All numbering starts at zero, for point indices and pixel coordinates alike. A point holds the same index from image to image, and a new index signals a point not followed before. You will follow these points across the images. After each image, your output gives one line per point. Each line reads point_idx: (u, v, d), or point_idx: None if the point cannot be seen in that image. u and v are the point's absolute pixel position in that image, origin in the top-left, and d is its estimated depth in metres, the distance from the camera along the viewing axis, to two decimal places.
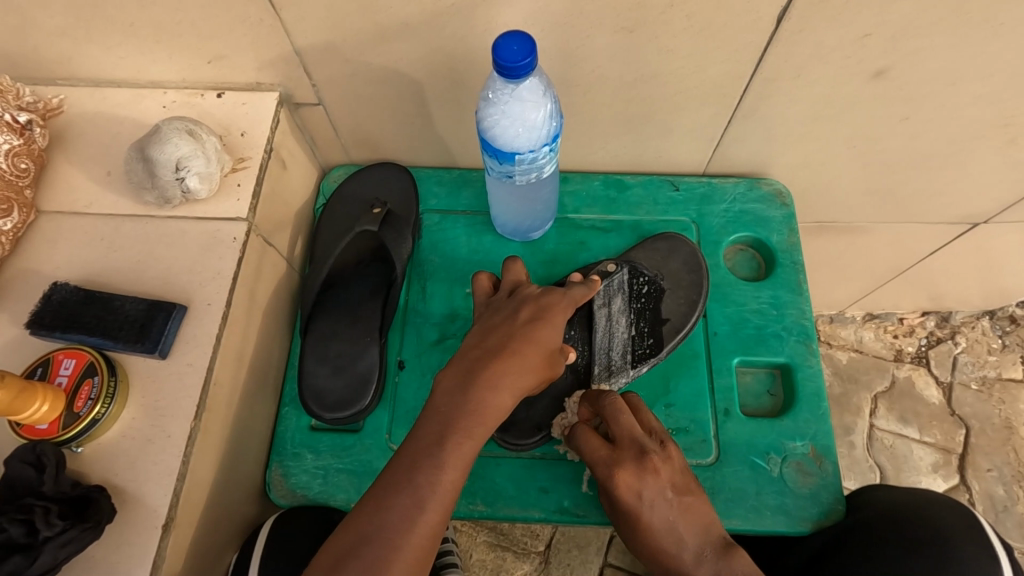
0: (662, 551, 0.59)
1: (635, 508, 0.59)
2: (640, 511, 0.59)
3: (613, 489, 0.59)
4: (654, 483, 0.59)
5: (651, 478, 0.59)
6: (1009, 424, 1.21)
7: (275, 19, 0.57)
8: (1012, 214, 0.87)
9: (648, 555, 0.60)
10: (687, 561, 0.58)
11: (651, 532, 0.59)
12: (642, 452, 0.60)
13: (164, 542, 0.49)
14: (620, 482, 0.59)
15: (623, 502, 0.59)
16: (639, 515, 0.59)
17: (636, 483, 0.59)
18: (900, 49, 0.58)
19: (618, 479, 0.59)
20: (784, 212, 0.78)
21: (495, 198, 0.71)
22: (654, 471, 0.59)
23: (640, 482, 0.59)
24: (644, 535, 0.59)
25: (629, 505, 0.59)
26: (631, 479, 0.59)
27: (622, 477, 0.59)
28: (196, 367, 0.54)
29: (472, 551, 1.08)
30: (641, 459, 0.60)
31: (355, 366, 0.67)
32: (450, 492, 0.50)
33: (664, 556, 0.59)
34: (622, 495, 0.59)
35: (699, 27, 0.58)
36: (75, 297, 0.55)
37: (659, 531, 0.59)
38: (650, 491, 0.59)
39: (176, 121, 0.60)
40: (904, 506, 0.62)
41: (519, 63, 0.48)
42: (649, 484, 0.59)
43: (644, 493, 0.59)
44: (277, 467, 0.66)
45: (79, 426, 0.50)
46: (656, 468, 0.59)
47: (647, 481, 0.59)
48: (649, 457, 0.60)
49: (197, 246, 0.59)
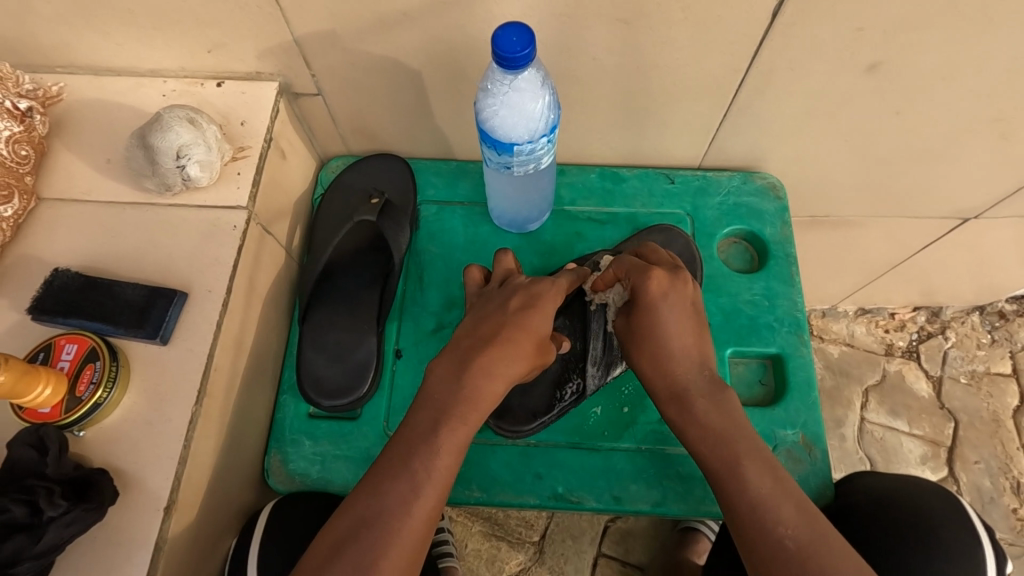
0: (667, 355, 0.59)
1: (654, 300, 0.59)
2: (660, 307, 0.59)
3: (643, 285, 0.59)
4: (680, 293, 0.60)
5: (681, 287, 0.60)
6: (996, 417, 1.23)
7: (276, 7, 0.57)
8: (1001, 209, 0.89)
9: (648, 364, 0.59)
10: (681, 367, 0.58)
11: (662, 324, 0.59)
12: (676, 267, 0.61)
13: (165, 524, 0.50)
14: (653, 276, 0.59)
15: (645, 289, 0.59)
16: (655, 305, 0.59)
17: (666, 283, 0.59)
18: (889, 43, 0.59)
19: (652, 275, 0.59)
20: (778, 205, 0.79)
21: (493, 188, 0.72)
22: (684, 284, 0.60)
23: (670, 285, 0.59)
24: (657, 334, 0.59)
25: (653, 297, 0.59)
26: (663, 281, 0.59)
27: (656, 277, 0.59)
28: (198, 352, 0.55)
29: (468, 541, 1.09)
30: (676, 271, 0.60)
31: (353, 355, 0.68)
32: (447, 477, 0.51)
33: (666, 357, 0.58)
34: (650, 287, 0.59)
35: (694, 20, 0.58)
36: (77, 282, 0.56)
37: (676, 338, 0.59)
38: (676, 295, 0.59)
39: (177, 109, 0.60)
40: (895, 497, 0.62)
41: (518, 54, 0.49)
42: (677, 294, 0.59)
43: (671, 292, 0.59)
44: (276, 453, 0.67)
45: (80, 410, 0.51)
46: (686, 284, 0.60)
47: (677, 287, 0.60)
48: (683, 272, 0.61)
49: (198, 233, 0.60)
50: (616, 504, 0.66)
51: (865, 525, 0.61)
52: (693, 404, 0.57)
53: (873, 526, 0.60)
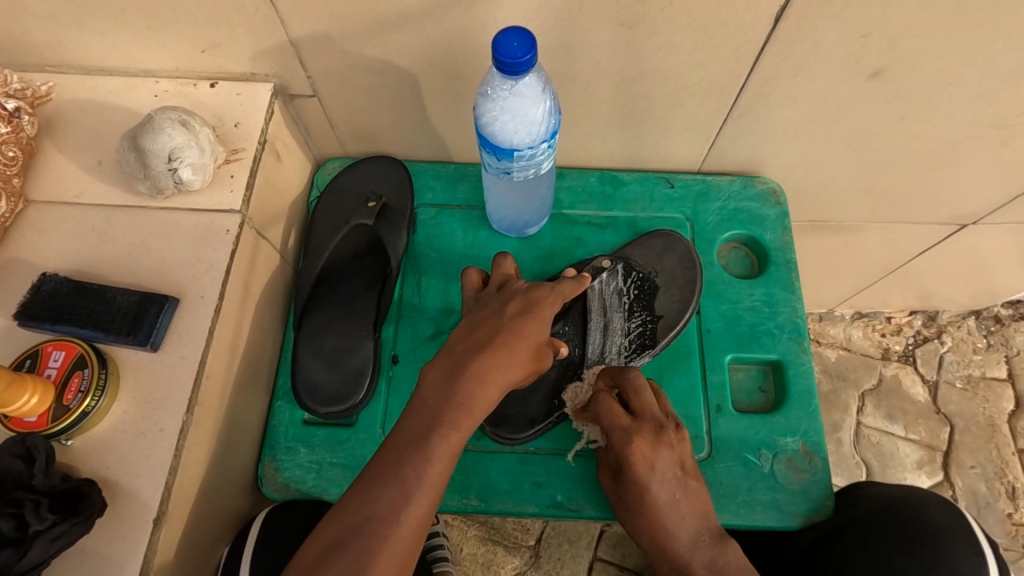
0: (662, 526, 0.60)
1: (644, 479, 0.60)
2: (649, 484, 0.60)
3: (627, 455, 0.60)
4: (667, 457, 0.60)
5: (665, 451, 0.60)
6: (992, 422, 1.23)
7: (271, 8, 0.56)
8: (999, 216, 0.89)
9: (646, 538, 0.61)
10: (681, 541, 0.60)
11: (657, 507, 0.60)
12: (658, 425, 0.61)
13: (156, 536, 0.49)
14: (637, 448, 0.60)
15: (633, 472, 0.60)
16: (647, 487, 0.60)
17: (649, 452, 0.60)
18: (891, 51, 0.59)
19: (634, 444, 0.60)
20: (778, 210, 0.78)
21: (491, 193, 0.71)
22: (669, 447, 0.61)
23: (655, 452, 0.60)
24: (648, 512, 0.60)
25: (640, 473, 0.60)
26: (647, 450, 0.60)
27: (638, 446, 0.60)
28: (189, 360, 0.54)
29: (463, 545, 1.08)
30: (659, 434, 0.61)
31: (349, 361, 0.67)
32: (437, 483, 0.50)
33: (663, 529, 0.60)
34: (635, 463, 0.60)
35: (696, 24, 0.58)
36: (65, 287, 0.54)
37: (667, 508, 0.60)
38: (663, 465, 0.60)
39: (170, 110, 0.58)
40: (889, 500, 0.63)
41: (520, 59, 0.48)
42: (663, 458, 0.60)
43: (657, 466, 0.60)
44: (270, 461, 0.66)
45: (67, 420, 0.49)
46: (669, 445, 0.61)
47: (661, 454, 0.60)
48: (666, 433, 0.61)
49: (191, 237, 0.58)
50: (616, 513, 0.65)
51: (851, 523, 0.63)
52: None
53: (860, 526, 0.62)
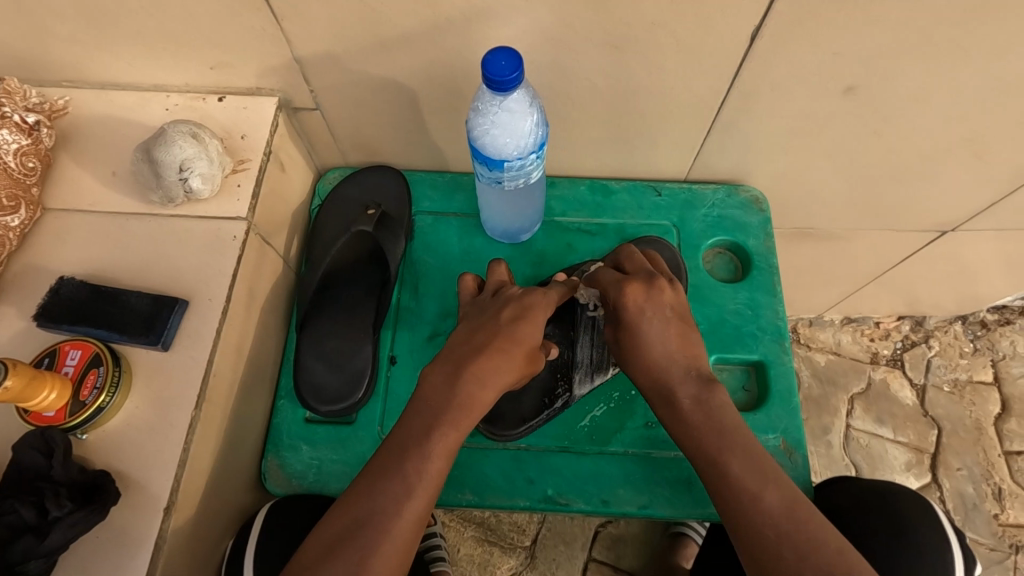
0: (654, 364, 0.59)
1: (636, 318, 0.59)
2: (640, 323, 0.59)
3: (622, 299, 0.60)
4: (660, 300, 0.60)
5: (658, 294, 0.60)
6: (979, 425, 1.26)
7: (277, 28, 0.60)
8: (977, 223, 0.92)
9: (645, 379, 0.60)
10: (700, 426, 0.56)
11: (647, 342, 0.59)
12: (651, 273, 0.62)
13: (166, 525, 0.52)
14: (629, 289, 0.60)
15: (625, 312, 0.60)
16: (640, 316, 0.60)
17: (643, 297, 0.60)
18: (862, 69, 0.62)
19: (627, 287, 0.60)
20: (761, 218, 0.81)
21: (484, 202, 0.74)
22: (662, 291, 0.60)
23: (648, 297, 0.60)
24: (637, 347, 0.60)
25: (631, 316, 0.60)
26: (639, 293, 0.60)
27: (631, 291, 0.60)
28: (198, 359, 0.56)
29: (460, 545, 1.11)
30: (651, 280, 0.61)
31: (350, 363, 0.70)
32: (436, 479, 0.52)
33: (656, 366, 0.59)
34: (630, 304, 0.60)
35: (677, 44, 0.61)
36: (81, 291, 0.57)
37: (657, 339, 0.59)
38: (655, 309, 0.60)
39: (181, 124, 0.62)
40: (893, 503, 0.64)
41: (507, 77, 0.51)
42: (653, 300, 0.60)
43: (648, 307, 0.59)
44: (273, 457, 0.68)
45: (84, 414, 0.52)
46: (663, 288, 0.60)
47: (654, 297, 0.60)
48: (659, 278, 0.61)
49: (200, 244, 0.61)
50: (605, 507, 0.68)
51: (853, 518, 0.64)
52: (681, 407, 0.57)
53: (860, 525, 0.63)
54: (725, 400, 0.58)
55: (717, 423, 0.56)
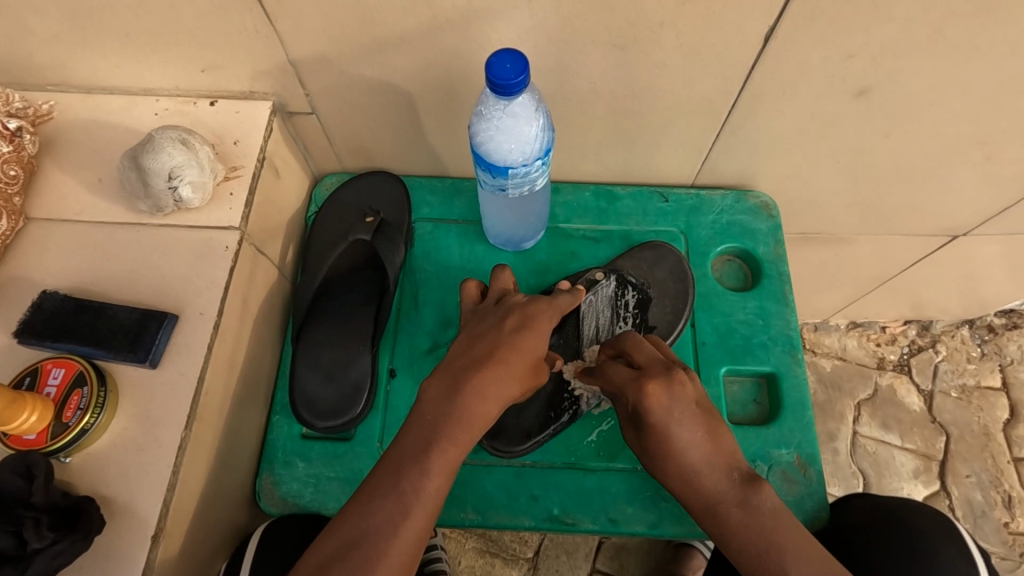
0: (689, 467, 0.56)
1: (663, 423, 0.57)
2: (670, 428, 0.57)
3: (645, 404, 0.57)
4: (682, 399, 0.57)
5: (680, 392, 0.57)
6: (987, 431, 1.24)
7: (270, 29, 0.57)
8: (988, 227, 0.90)
9: (677, 483, 0.57)
10: (713, 481, 0.56)
11: (681, 451, 0.56)
12: (667, 367, 0.58)
13: (154, 552, 0.49)
14: (653, 395, 0.56)
15: (651, 416, 0.57)
16: (669, 432, 0.57)
17: (665, 398, 0.57)
18: (878, 70, 0.60)
19: (648, 391, 0.57)
20: (770, 224, 0.79)
21: (486, 209, 0.72)
22: (682, 385, 0.58)
23: (671, 398, 0.57)
24: (673, 457, 0.57)
25: (659, 421, 0.56)
26: (662, 395, 0.57)
27: (654, 393, 0.57)
28: (188, 376, 0.54)
29: (461, 557, 1.09)
30: (669, 373, 0.58)
31: (348, 376, 0.68)
32: (435, 496, 0.50)
33: (692, 472, 0.56)
34: (654, 409, 0.56)
35: (686, 45, 0.59)
36: (65, 306, 0.55)
37: (691, 448, 0.56)
38: (680, 407, 0.57)
39: (170, 130, 0.59)
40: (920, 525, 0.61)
41: (512, 81, 0.49)
42: (677, 401, 0.57)
43: (675, 407, 0.57)
44: (267, 475, 0.66)
45: (66, 437, 0.50)
46: (683, 382, 0.58)
47: (676, 395, 0.57)
48: (676, 371, 0.58)
49: (190, 254, 0.59)
50: (612, 526, 0.65)
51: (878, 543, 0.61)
52: (727, 517, 0.54)
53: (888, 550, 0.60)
54: (772, 502, 0.55)
55: (767, 537, 0.53)
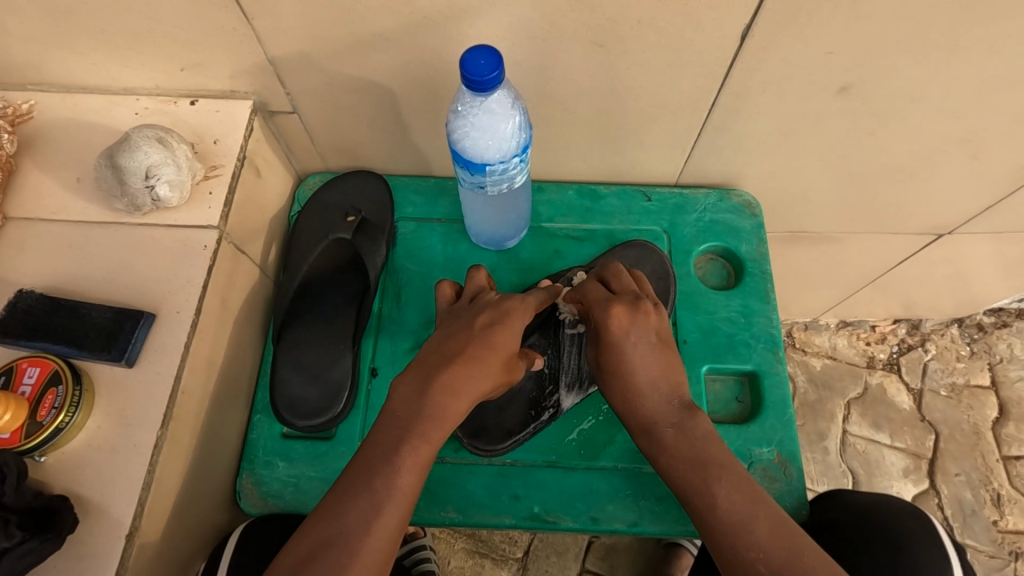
0: (633, 389, 0.58)
1: (620, 343, 0.58)
2: (624, 348, 0.58)
3: (604, 324, 0.58)
4: (643, 326, 0.58)
5: (643, 320, 0.58)
6: (977, 429, 1.24)
7: (248, 28, 0.57)
8: (973, 226, 0.90)
9: (618, 400, 0.59)
10: (652, 403, 0.57)
11: (630, 369, 0.58)
12: (636, 297, 0.59)
13: (128, 552, 0.49)
14: (614, 314, 0.58)
15: (608, 335, 0.58)
16: (621, 351, 0.58)
17: (627, 320, 0.58)
18: (856, 68, 0.61)
19: (611, 312, 0.58)
20: (754, 222, 0.79)
21: (468, 208, 0.72)
22: (648, 315, 0.58)
23: (632, 320, 0.58)
24: (623, 374, 0.58)
25: (614, 340, 0.58)
26: (624, 318, 0.58)
27: (616, 314, 0.58)
28: (165, 375, 0.54)
29: (450, 558, 1.08)
30: (636, 304, 0.59)
31: (328, 375, 0.68)
32: (406, 493, 0.50)
33: (634, 391, 0.58)
34: (612, 329, 0.58)
35: (664, 44, 0.59)
36: (41, 305, 0.55)
37: (640, 367, 0.58)
38: (639, 332, 0.58)
39: (148, 128, 0.59)
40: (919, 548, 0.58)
41: (487, 77, 0.49)
42: (640, 327, 0.58)
43: (632, 332, 0.58)
44: (248, 475, 0.66)
45: (40, 436, 0.49)
46: (648, 313, 0.58)
47: (637, 323, 0.58)
48: (644, 301, 0.59)
49: (168, 253, 0.59)
50: (593, 524, 0.65)
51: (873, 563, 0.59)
52: (663, 437, 0.56)
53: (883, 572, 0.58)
54: (707, 428, 0.56)
55: (704, 453, 0.54)
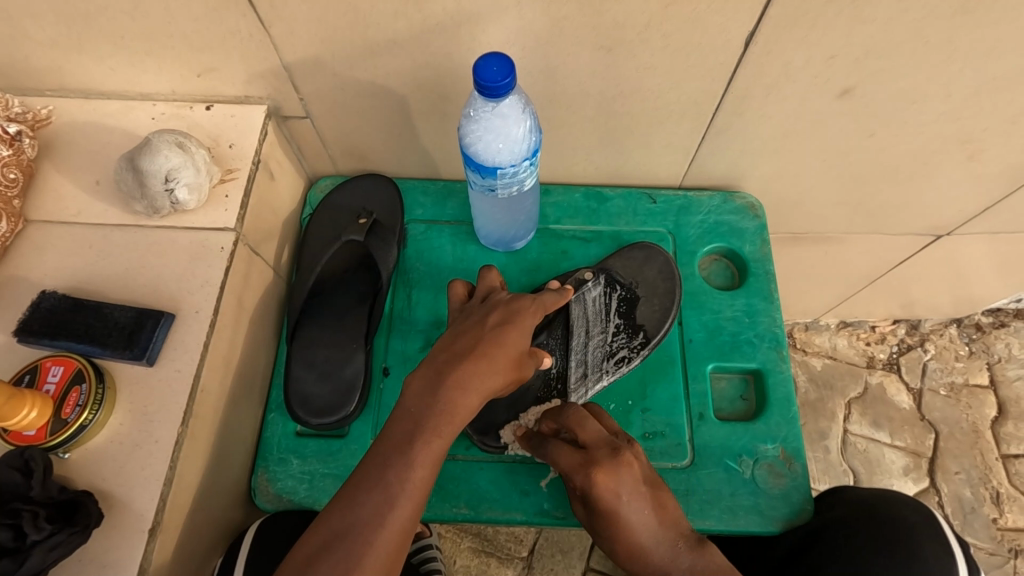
0: (637, 548, 0.58)
1: (614, 506, 0.58)
2: (619, 510, 0.58)
3: (593, 490, 0.58)
4: (628, 478, 0.59)
5: (627, 473, 0.59)
6: (976, 428, 1.26)
7: (265, 34, 0.59)
8: (972, 226, 0.92)
9: (623, 551, 0.59)
10: (660, 556, 0.58)
11: (630, 529, 0.58)
12: (614, 448, 0.60)
13: (150, 544, 0.50)
14: (599, 480, 0.58)
15: (601, 501, 0.58)
16: (616, 510, 0.58)
17: (614, 482, 0.58)
18: (857, 72, 0.62)
19: (597, 479, 0.58)
20: (757, 223, 0.81)
21: (478, 210, 0.73)
22: (629, 465, 0.59)
23: (619, 479, 0.58)
24: (622, 534, 0.58)
25: (608, 505, 0.58)
26: (611, 480, 0.58)
27: (600, 480, 0.58)
28: (184, 373, 0.55)
29: (456, 557, 1.10)
30: (615, 455, 0.59)
31: (341, 373, 0.69)
32: (419, 487, 0.51)
33: (639, 551, 0.58)
34: (604, 496, 0.58)
35: (670, 49, 0.61)
36: (63, 304, 0.56)
37: (636, 524, 0.58)
38: (627, 488, 0.58)
39: (167, 133, 0.61)
40: (921, 548, 0.60)
41: (499, 83, 0.50)
42: (625, 481, 0.58)
43: (622, 491, 0.58)
44: (263, 472, 0.67)
45: (65, 433, 0.51)
46: (630, 464, 0.59)
47: (623, 477, 0.58)
48: (623, 452, 0.60)
49: (186, 254, 0.60)
50: None
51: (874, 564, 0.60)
52: None
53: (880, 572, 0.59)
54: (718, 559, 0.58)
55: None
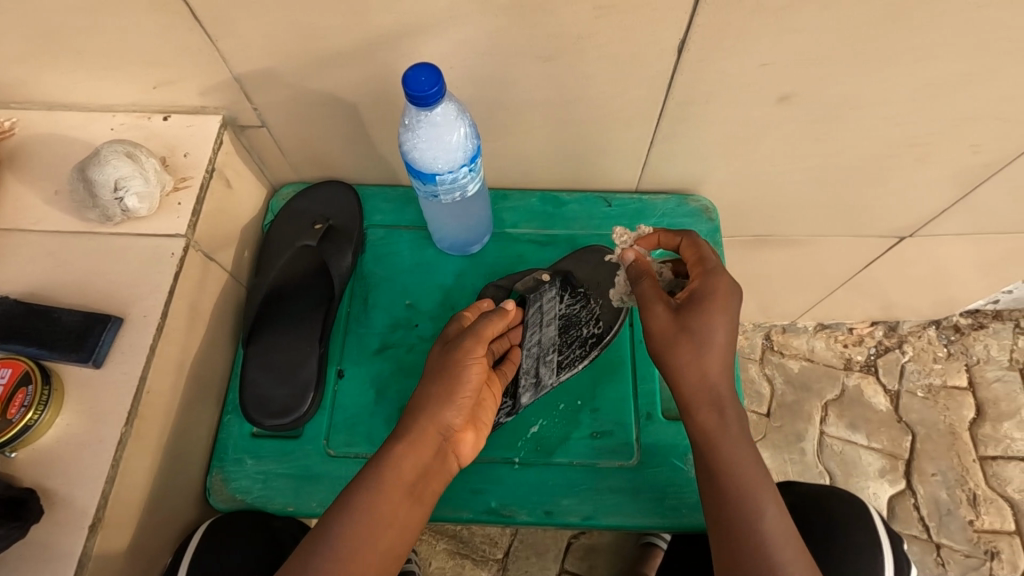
0: (709, 363, 0.60)
1: (714, 314, 0.61)
2: (718, 321, 0.61)
3: (712, 293, 0.61)
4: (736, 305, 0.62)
5: (738, 299, 0.62)
6: (953, 430, 1.25)
7: (213, 48, 0.61)
8: (933, 228, 0.92)
9: (691, 372, 0.60)
10: (719, 387, 0.61)
11: (712, 339, 0.60)
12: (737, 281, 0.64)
13: (91, 541, 0.52)
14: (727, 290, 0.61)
15: (710, 305, 0.61)
16: (712, 321, 0.61)
17: (731, 297, 0.62)
18: (792, 79, 0.63)
19: (722, 289, 0.61)
20: (710, 226, 0.82)
21: (431, 215, 0.75)
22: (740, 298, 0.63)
23: (734, 299, 0.62)
24: (699, 341, 0.60)
25: (712, 308, 0.61)
26: (731, 294, 0.62)
27: (730, 291, 0.61)
28: (131, 375, 0.57)
29: (432, 559, 1.11)
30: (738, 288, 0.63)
31: (296, 375, 0.71)
32: (382, 524, 0.58)
33: (709, 367, 0.60)
34: (716, 301, 0.61)
35: (608, 57, 0.62)
36: (16, 310, 0.58)
37: (720, 343, 0.61)
38: (733, 309, 0.62)
39: (116, 144, 0.63)
40: (850, 540, 0.62)
41: (427, 92, 0.52)
42: (732, 303, 0.62)
43: (732, 308, 0.62)
44: (218, 472, 0.69)
45: (10, 432, 0.52)
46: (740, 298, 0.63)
47: (736, 301, 0.62)
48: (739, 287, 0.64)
49: (138, 260, 0.62)
50: (549, 517, 0.67)
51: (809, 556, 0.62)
52: (724, 418, 0.60)
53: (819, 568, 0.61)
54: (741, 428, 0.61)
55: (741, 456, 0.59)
